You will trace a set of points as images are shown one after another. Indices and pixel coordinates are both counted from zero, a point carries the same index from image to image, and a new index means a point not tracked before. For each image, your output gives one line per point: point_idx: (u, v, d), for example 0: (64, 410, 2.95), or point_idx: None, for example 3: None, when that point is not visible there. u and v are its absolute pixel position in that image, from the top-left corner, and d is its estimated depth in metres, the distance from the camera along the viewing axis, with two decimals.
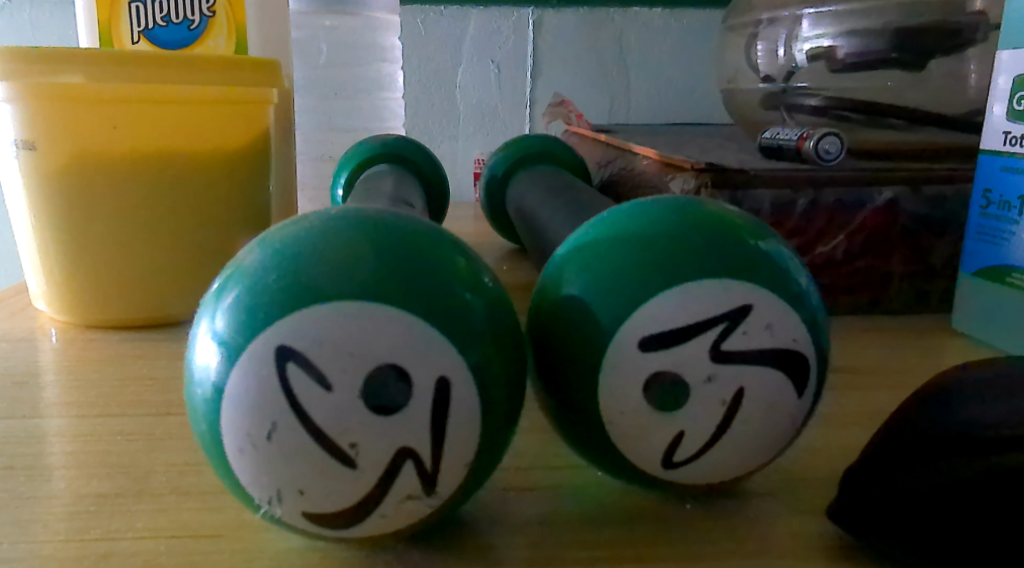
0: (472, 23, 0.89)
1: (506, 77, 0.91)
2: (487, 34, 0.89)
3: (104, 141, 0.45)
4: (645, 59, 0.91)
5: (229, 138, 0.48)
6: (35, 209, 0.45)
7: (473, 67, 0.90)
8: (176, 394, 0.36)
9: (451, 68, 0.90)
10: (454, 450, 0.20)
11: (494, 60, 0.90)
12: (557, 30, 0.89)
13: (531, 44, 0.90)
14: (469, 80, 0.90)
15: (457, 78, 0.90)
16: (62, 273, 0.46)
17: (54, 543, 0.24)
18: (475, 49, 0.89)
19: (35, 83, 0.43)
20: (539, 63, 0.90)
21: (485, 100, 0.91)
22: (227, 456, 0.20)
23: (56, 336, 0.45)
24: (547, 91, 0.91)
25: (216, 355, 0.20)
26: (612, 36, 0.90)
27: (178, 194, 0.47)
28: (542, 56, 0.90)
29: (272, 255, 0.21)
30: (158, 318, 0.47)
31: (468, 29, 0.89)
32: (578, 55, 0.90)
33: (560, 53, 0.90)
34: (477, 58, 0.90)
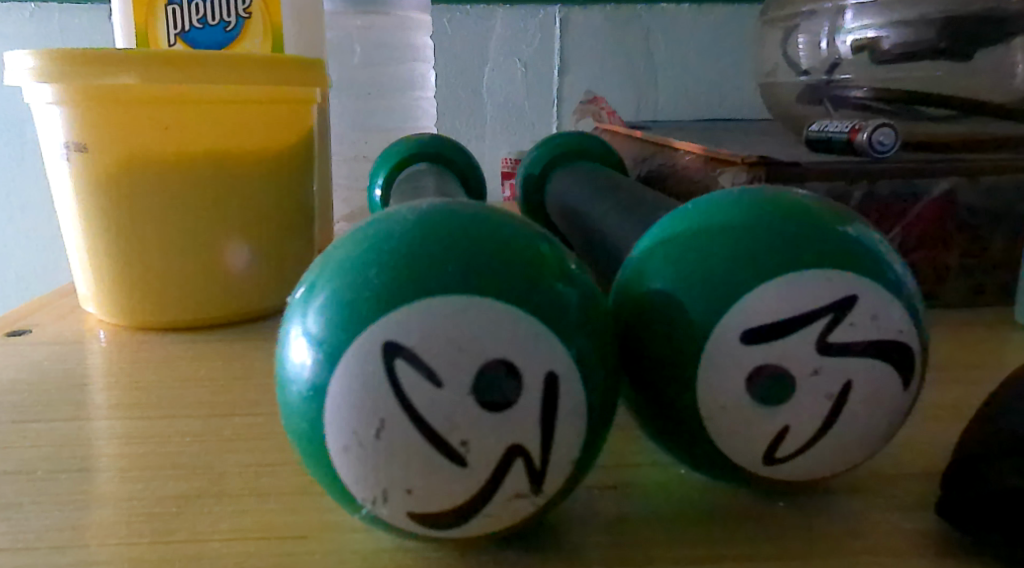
0: (499, 22, 0.88)
1: (534, 76, 0.90)
2: (514, 33, 0.89)
3: (154, 143, 0.45)
4: (672, 55, 0.90)
5: (275, 138, 0.48)
6: (85, 211, 0.45)
7: (499, 67, 0.90)
8: (238, 395, 0.36)
9: (478, 67, 0.90)
10: (564, 447, 0.19)
11: (520, 58, 0.90)
12: (583, 29, 0.89)
13: (558, 42, 0.89)
14: (496, 80, 0.90)
15: (484, 78, 0.90)
16: (110, 273, 0.46)
17: (138, 545, 0.23)
18: (502, 48, 0.89)
19: (87, 86, 0.43)
20: (566, 61, 0.90)
21: (513, 99, 0.91)
22: (330, 456, 0.19)
23: (105, 339, 0.45)
24: (576, 89, 0.91)
25: (308, 357, 0.20)
26: (640, 33, 0.89)
27: (225, 196, 0.47)
28: (568, 54, 0.90)
29: (362, 248, 0.20)
30: (207, 320, 0.47)
31: (494, 28, 0.89)
32: (604, 52, 0.90)
33: (587, 51, 0.90)
34: (503, 57, 0.90)
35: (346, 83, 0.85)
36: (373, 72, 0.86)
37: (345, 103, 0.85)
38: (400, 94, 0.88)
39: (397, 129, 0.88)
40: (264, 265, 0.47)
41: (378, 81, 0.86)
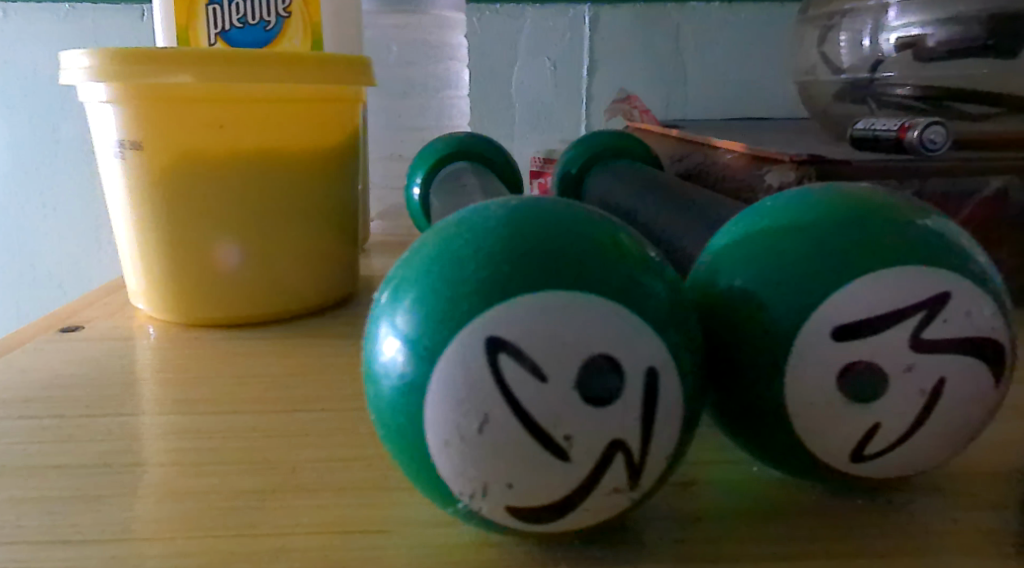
0: (527, 22, 0.86)
1: (562, 75, 0.89)
2: (543, 32, 0.87)
3: (204, 142, 0.45)
4: (702, 53, 0.89)
5: (323, 137, 0.48)
6: (135, 208, 0.46)
7: (527, 66, 0.88)
8: (296, 391, 0.36)
9: (506, 68, 0.88)
10: (663, 442, 0.19)
11: (549, 58, 0.88)
12: (612, 27, 0.88)
13: (587, 42, 0.88)
14: (525, 80, 0.88)
15: (513, 78, 0.88)
16: (155, 269, 0.47)
17: (223, 537, 0.24)
18: (531, 47, 0.87)
19: (140, 84, 0.43)
20: (595, 60, 0.89)
21: (541, 100, 0.89)
22: (429, 450, 0.19)
23: (153, 334, 0.46)
24: (606, 87, 0.90)
25: (398, 351, 0.20)
26: (670, 31, 0.88)
27: (268, 196, 0.47)
28: (597, 52, 0.89)
29: (450, 242, 0.20)
30: (249, 317, 0.47)
31: (523, 28, 0.87)
32: (634, 51, 0.89)
33: (616, 50, 0.89)
34: (532, 57, 0.88)
35: (383, 82, 0.88)
36: (409, 70, 0.89)
37: (382, 101, 0.88)
38: (435, 93, 0.90)
39: (432, 128, 0.90)
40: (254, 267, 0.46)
41: (414, 80, 0.89)
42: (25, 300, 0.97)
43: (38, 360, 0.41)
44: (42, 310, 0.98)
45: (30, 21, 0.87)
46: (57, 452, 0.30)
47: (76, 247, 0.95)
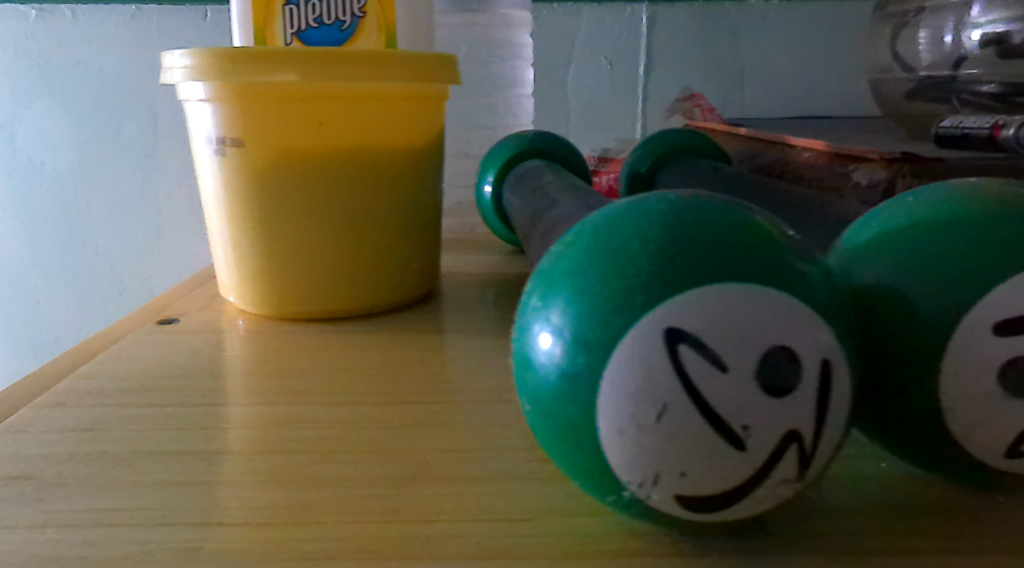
0: (584, 20, 0.88)
1: (619, 73, 0.90)
2: (599, 30, 0.88)
3: (298, 138, 0.46)
4: (760, 52, 0.88)
5: (413, 133, 0.49)
6: (232, 202, 0.47)
7: (584, 64, 0.89)
8: (402, 384, 0.37)
9: (562, 66, 0.90)
10: (832, 434, 0.20)
11: (605, 56, 0.89)
12: (671, 26, 0.88)
13: (644, 40, 0.88)
14: (581, 78, 0.90)
15: (569, 76, 0.90)
16: (247, 263, 0.48)
17: (372, 522, 0.24)
18: (588, 45, 0.89)
19: (241, 82, 0.44)
20: (653, 59, 0.89)
21: (598, 99, 0.91)
22: (601, 438, 0.20)
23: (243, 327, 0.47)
24: (663, 86, 0.90)
25: (561, 339, 0.20)
26: (728, 30, 0.87)
27: (353, 192, 0.47)
28: (655, 51, 0.89)
29: (610, 233, 0.21)
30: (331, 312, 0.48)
31: (580, 25, 0.88)
32: (691, 49, 0.88)
33: (674, 49, 0.89)
34: (590, 55, 0.89)
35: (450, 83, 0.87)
36: (476, 70, 0.87)
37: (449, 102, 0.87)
38: (502, 93, 0.88)
39: (498, 127, 0.88)
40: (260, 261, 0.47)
41: (481, 79, 0.87)
42: (87, 297, 0.99)
43: (146, 351, 0.43)
44: (103, 307, 0.99)
45: (96, 22, 0.89)
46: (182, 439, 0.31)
47: (139, 243, 0.97)
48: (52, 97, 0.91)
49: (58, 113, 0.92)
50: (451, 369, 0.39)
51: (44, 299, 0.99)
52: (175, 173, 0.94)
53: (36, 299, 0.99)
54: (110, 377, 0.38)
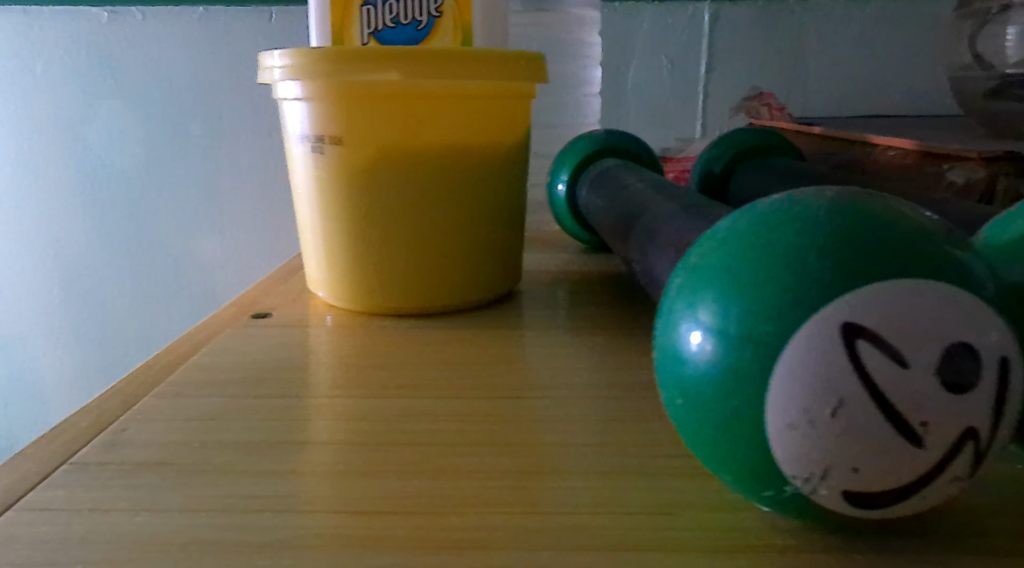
0: (646, 19, 0.86)
1: (679, 71, 0.88)
2: (661, 29, 0.86)
3: (391, 138, 0.47)
4: (826, 49, 0.85)
5: (501, 131, 0.49)
6: (326, 199, 0.49)
7: (645, 63, 0.88)
8: (504, 381, 0.37)
9: (622, 65, 0.88)
10: (1005, 431, 0.20)
11: (667, 55, 0.87)
12: (734, 25, 0.86)
13: (706, 39, 0.86)
14: (641, 77, 0.88)
15: (630, 74, 0.88)
16: (339, 257, 0.50)
17: (511, 514, 0.25)
18: (649, 44, 0.87)
19: (339, 83, 0.45)
20: (714, 56, 0.87)
21: (659, 98, 0.89)
22: (768, 431, 0.20)
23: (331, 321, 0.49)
24: (725, 85, 0.88)
25: (722, 335, 0.21)
26: (792, 28, 0.85)
27: (442, 190, 0.48)
28: (717, 49, 0.87)
29: (761, 232, 0.21)
30: (419, 306, 0.50)
31: (641, 25, 0.86)
32: (755, 46, 0.86)
33: (737, 46, 0.86)
34: (650, 54, 0.87)
35: None
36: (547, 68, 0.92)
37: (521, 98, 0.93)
38: (570, 90, 0.92)
39: (565, 124, 0.93)
40: (349, 252, 0.49)
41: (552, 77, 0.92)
42: (152, 290, 1.01)
43: (245, 343, 0.44)
44: (168, 299, 1.02)
45: (164, 22, 0.90)
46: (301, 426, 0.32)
47: (202, 238, 0.99)
48: (121, 97, 0.93)
49: (127, 112, 0.94)
50: (552, 368, 0.39)
51: (110, 293, 1.02)
52: (240, 169, 0.96)
53: (102, 293, 1.02)
54: (217, 369, 0.39)
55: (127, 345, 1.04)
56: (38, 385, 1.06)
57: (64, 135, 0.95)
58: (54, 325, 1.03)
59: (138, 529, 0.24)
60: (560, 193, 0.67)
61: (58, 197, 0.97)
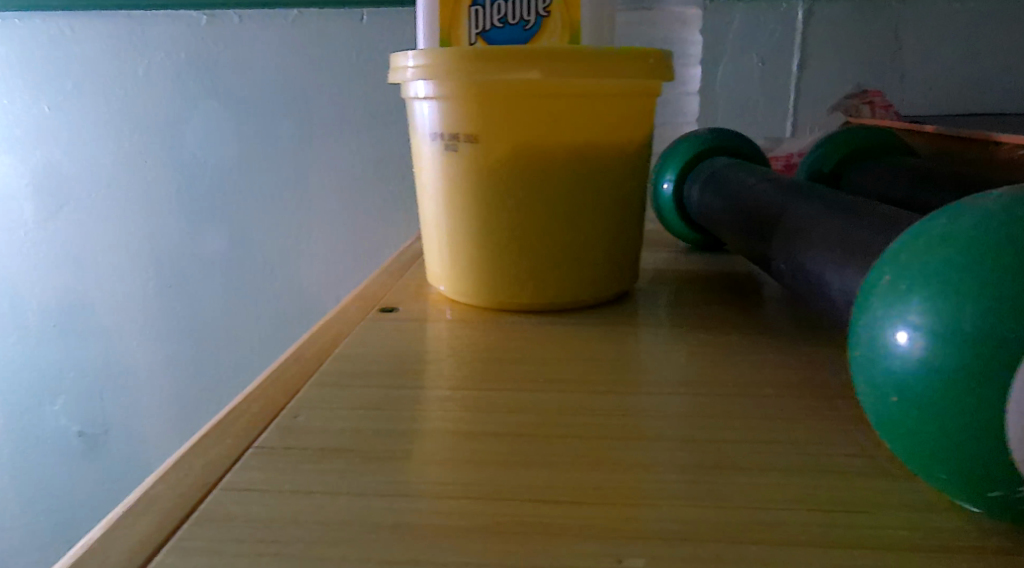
0: (737, 19, 0.85)
1: (771, 70, 0.87)
2: (753, 29, 0.85)
3: (522, 136, 0.47)
4: (926, 45, 0.83)
5: (629, 129, 0.49)
6: (453, 195, 0.50)
7: (735, 63, 0.87)
8: (645, 377, 0.38)
9: (712, 67, 0.87)
10: None
11: (758, 54, 0.86)
12: (827, 22, 0.84)
13: (799, 38, 0.85)
14: (730, 78, 0.87)
15: (717, 77, 0.87)
16: (462, 253, 0.51)
17: (701, 508, 0.26)
18: (740, 45, 0.86)
19: (475, 81, 0.46)
20: (807, 54, 0.85)
21: (747, 97, 0.88)
22: (1012, 428, 0.23)
23: (454, 315, 0.50)
24: (816, 83, 0.87)
25: (961, 341, 0.24)
26: (889, 25, 0.83)
27: (569, 188, 0.49)
28: (810, 47, 0.85)
29: (971, 248, 0.24)
30: (540, 302, 0.50)
31: (732, 22, 0.85)
32: (849, 45, 0.84)
33: (830, 44, 0.85)
34: (742, 54, 0.86)
35: None
36: None
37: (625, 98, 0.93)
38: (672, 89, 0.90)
39: (670, 122, 0.92)
40: (474, 247, 0.50)
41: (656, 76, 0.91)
42: (242, 286, 1.04)
43: (381, 337, 0.45)
44: (257, 296, 1.04)
45: (259, 25, 0.92)
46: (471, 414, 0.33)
47: (290, 235, 1.01)
48: (217, 97, 0.95)
49: (222, 112, 0.96)
50: (689, 365, 0.40)
51: (202, 289, 1.04)
52: (331, 167, 0.98)
53: (194, 289, 1.04)
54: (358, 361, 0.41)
55: (217, 337, 1.07)
56: (129, 377, 1.09)
57: (161, 135, 0.97)
58: (146, 319, 1.06)
59: (351, 507, 0.26)
60: (666, 192, 0.66)
61: (153, 196, 1.00)
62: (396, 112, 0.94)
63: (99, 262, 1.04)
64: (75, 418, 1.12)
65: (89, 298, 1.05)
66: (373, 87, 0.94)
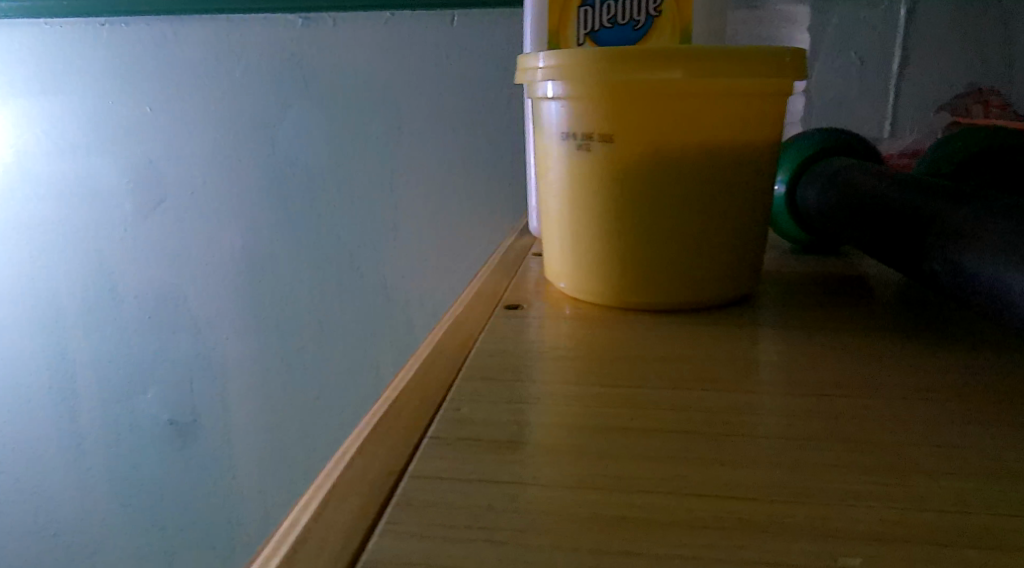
0: (834, 17, 0.84)
1: (870, 70, 0.84)
2: (851, 27, 0.84)
3: (656, 135, 0.47)
4: None
5: (762, 129, 0.49)
6: (582, 193, 0.50)
7: (831, 61, 0.85)
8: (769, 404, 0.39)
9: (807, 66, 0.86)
10: None
11: (856, 53, 0.84)
12: (932, 21, 0.82)
13: (900, 36, 0.83)
14: (827, 75, 0.86)
15: (813, 74, 0.86)
16: (588, 250, 0.51)
17: None
18: (837, 43, 0.84)
19: (613, 80, 0.46)
20: (909, 53, 0.83)
21: (844, 97, 0.86)
22: None
23: (574, 313, 0.51)
24: (918, 84, 0.84)
25: None
26: (999, 22, 0.80)
27: (700, 188, 0.48)
28: (913, 46, 0.83)
29: None
30: (664, 302, 0.50)
31: (829, 23, 0.84)
32: (954, 44, 0.82)
33: (934, 43, 0.82)
34: (839, 53, 0.85)
35: None
36: None
37: None
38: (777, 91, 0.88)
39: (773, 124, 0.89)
40: (601, 245, 0.50)
41: None
42: (328, 282, 1.04)
43: (508, 340, 0.46)
44: (340, 291, 1.04)
45: (353, 27, 0.94)
46: (624, 437, 0.35)
47: (376, 233, 1.01)
48: (310, 98, 0.97)
49: (314, 113, 0.97)
50: (816, 381, 0.41)
51: (287, 285, 1.05)
52: (418, 168, 0.98)
53: (280, 285, 1.05)
54: (487, 368, 0.42)
55: (301, 332, 1.07)
56: (218, 369, 1.12)
57: (255, 134, 0.99)
58: (235, 313, 1.08)
59: (554, 534, 0.30)
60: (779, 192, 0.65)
61: (246, 192, 1.02)
62: (484, 114, 0.95)
63: (193, 257, 1.06)
64: (167, 407, 1.15)
65: (182, 292, 1.08)
66: (463, 90, 0.94)
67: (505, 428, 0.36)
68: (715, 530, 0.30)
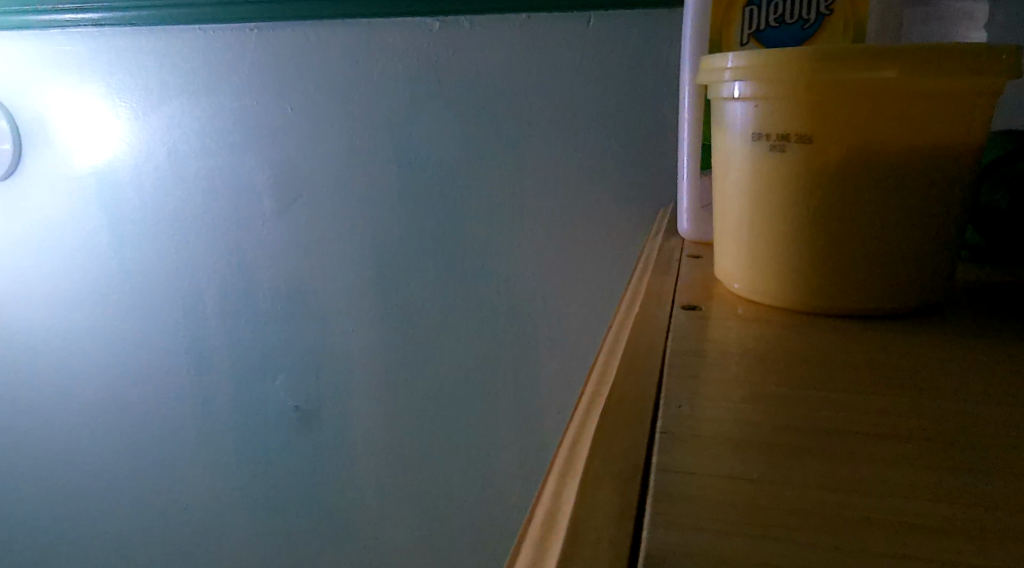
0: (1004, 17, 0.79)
1: None
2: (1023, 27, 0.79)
3: (856, 135, 0.46)
4: None
5: (968, 133, 0.47)
6: (770, 194, 0.50)
7: None
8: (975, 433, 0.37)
9: None
10: None
11: None
12: None
13: None
14: None
15: None
16: (771, 253, 0.50)
17: None
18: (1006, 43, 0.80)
19: (815, 79, 0.45)
20: None
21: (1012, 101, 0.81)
22: None
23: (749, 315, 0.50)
24: None
25: None
26: None
27: (898, 191, 0.47)
28: None
29: None
30: (850, 308, 0.49)
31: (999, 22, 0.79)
32: None
33: None
34: None
35: None
36: None
37: None
38: None
39: None
40: (786, 247, 0.49)
41: None
42: (455, 282, 1.05)
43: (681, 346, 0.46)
44: (466, 291, 1.05)
45: (493, 30, 0.95)
46: (834, 455, 0.35)
47: (506, 233, 1.01)
48: (448, 99, 0.98)
49: (451, 114, 0.99)
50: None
51: (415, 284, 1.06)
52: (550, 169, 0.98)
53: (408, 284, 1.07)
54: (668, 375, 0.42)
55: (426, 329, 1.08)
56: (345, 362, 1.14)
57: (391, 133, 1.01)
58: (363, 307, 1.10)
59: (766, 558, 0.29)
60: None
61: (379, 190, 1.03)
62: (620, 115, 0.94)
63: (325, 251, 1.08)
64: (295, 396, 1.18)
65: (313, 285, 1.11)
66: (600, 91, 0.93)
67: (706, 441, 0.36)
68: (951, 557, 0.29)
